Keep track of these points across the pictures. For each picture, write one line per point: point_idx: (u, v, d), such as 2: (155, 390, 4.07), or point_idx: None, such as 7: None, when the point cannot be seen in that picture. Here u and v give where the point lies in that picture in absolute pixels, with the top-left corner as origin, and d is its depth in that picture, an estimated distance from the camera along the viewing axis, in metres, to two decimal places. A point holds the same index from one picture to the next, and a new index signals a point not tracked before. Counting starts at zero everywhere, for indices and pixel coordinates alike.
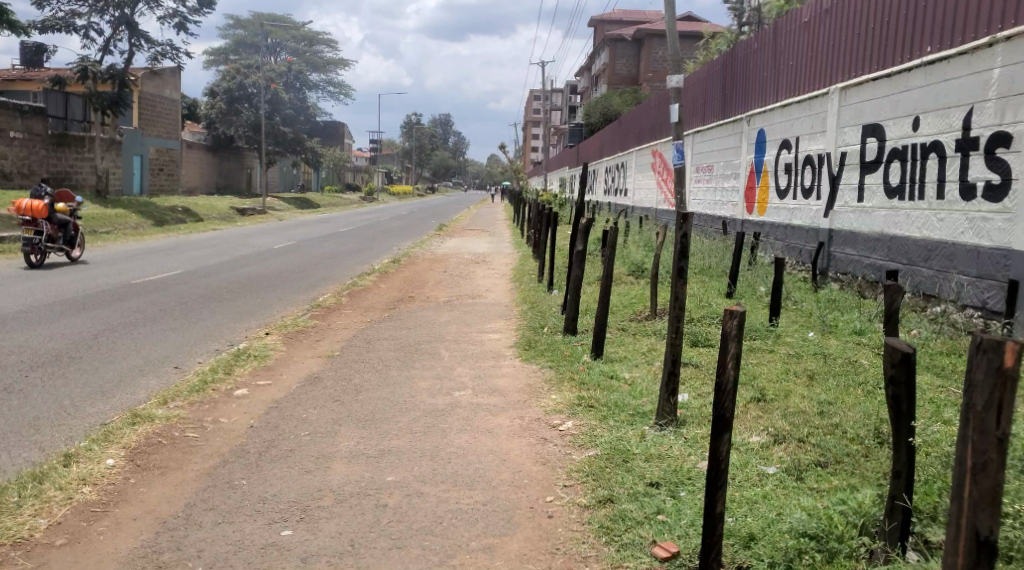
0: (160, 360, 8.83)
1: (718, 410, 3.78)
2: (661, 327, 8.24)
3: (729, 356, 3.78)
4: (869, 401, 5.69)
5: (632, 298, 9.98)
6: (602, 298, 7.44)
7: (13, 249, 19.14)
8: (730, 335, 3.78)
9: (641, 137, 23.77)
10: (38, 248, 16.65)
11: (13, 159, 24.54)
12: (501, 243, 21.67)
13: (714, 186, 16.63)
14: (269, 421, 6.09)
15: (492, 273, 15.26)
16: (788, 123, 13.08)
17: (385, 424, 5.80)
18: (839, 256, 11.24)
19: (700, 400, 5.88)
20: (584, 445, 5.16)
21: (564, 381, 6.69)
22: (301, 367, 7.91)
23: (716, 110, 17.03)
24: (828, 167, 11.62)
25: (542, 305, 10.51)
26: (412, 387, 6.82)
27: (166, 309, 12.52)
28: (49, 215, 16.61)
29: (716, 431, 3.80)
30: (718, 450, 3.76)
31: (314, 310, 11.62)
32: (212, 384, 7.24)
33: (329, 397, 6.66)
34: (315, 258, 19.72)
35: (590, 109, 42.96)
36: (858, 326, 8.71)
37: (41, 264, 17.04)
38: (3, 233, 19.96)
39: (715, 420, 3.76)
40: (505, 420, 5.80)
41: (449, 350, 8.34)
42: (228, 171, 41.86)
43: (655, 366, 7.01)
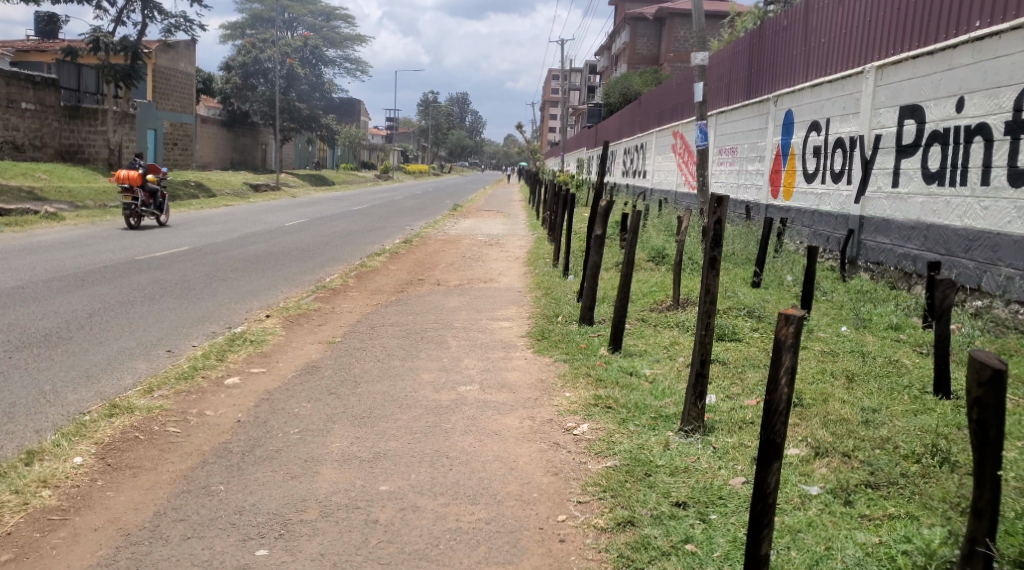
0: (154, 342, 8.40)
1: (768, 434, 3.30)
2: (684, 318, 7.70)
3: (783, 368, 3.26)
4: (919, 408, 5.14)
5: (653, 286, 9.44)
6: (621, 287, 6.90)
7: (18, 222, 18.72)
8: (785, 344, 3.24)
9: (662, 118, 23.10)
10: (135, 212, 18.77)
11: (24, 131, 24.17)
12: (516, 225, 21.12)
13: (737, 169, 16.01)
14: (257, 416, 5.61)
15: (506, 255, 14.75)
16: (817, 104, 12.46)
17: (382, 423, 5.30)
18: (870, 245, 10.65)
19: (729, 403, 5.34)
20: (602, 454, 4.63)
21: (579, 376, 6.18)
22: (299, 355, 7.43)
23: (741, 90, 16.39)
24: (861, 151, 11.00)
25: (557, 291, 9.99)
26: (415, 380, 6.31)
27: (168, 288, 12.08)
28: (143, 184, 18.70)
29: (764, 457, 3.33)
30: (766, 479, 3.31)
31: (320, 292, 11.14)
32: (202, 371, 6.78)
33: (325, 390, 6.16)
34: (326, 237, 19.21)
35: (609, 89, 42.13)
36: (895, 321, 8.13)
37: (133, 226, 19.13)
38: (10, 206, 19.56)
39: (765, 446, 3.28)
40: (514, 420, 5.28)
41: (457, 338, 7.84)
42: (243, 146, 41.41)
43: (679, 363, 6.47)
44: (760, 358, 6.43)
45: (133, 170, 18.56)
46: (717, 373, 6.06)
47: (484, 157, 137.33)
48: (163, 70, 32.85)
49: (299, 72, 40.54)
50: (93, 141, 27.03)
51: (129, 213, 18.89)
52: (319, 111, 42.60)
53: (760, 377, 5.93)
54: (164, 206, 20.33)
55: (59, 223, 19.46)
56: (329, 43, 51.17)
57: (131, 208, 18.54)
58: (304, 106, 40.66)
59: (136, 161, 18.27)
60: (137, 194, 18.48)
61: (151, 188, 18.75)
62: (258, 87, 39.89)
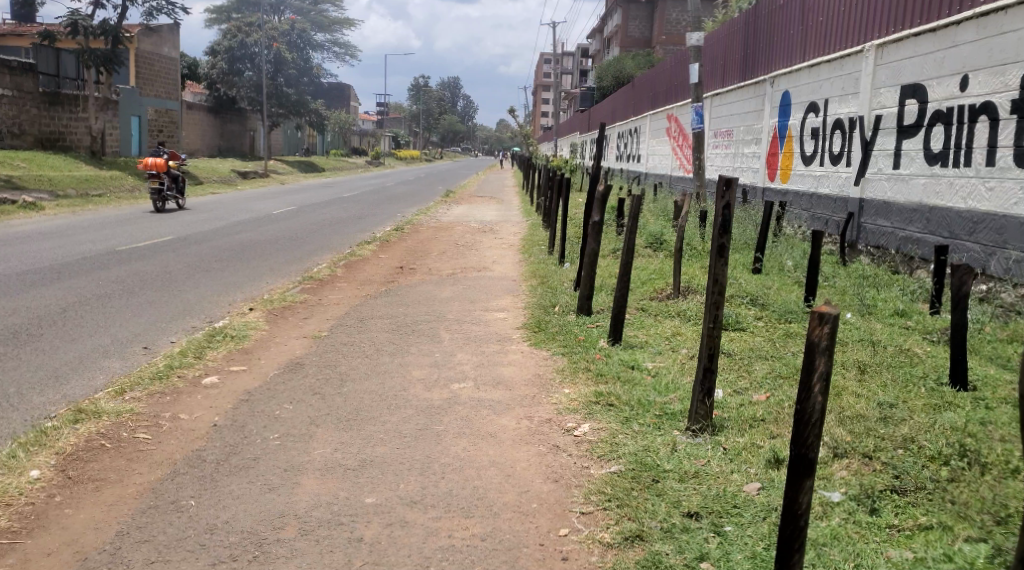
0: (130, 339, 8.16)
1: (800, 449, 3.13)
2: (685, 308, 7.38)
3: (815, 375, 3.09)
4: (940, 402, 4.79)
5: (651, 274, 9.13)
6: (620, 276, 6.57)
7: None
8: (818, 348, 3.06)
9: (656, 100, 22.70)
10: (163, 196, 20.08)
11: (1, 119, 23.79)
12: (509, 211, 20.77)
13: (734, 152, 15.66)
14: (234, 419, 5.37)
15: (499, 242, 14.43)
16: (815, 85, 12.12)
17: (370, 426, 4.96)
18: (871, 227, 10.32)
19: (736, 400, 4.99)
20: (604, 457, 4.28)
21: (578, 370, 5.85)
22: (282, 351, 7.14)
23: (737, 72, 16.03)
24: (861, 132, 10.66)
25: (553, 280, 9.66)
26: (405, 377, 5.98)
27: (150, 280, 11.77)
28: (169, 169, 20.06)
29: (795, 474, 3.17)
30: (796, 501, 3.14)
31: (306, 282, 10.81)
32: (177, 371, 6.57)
33: (309, 389, 5.85)
34: (314, 224, 18.90)
35: (602, 72, 41.63)
36: (901, 308, 7.72)
37: (160, 209, 20.44)
38: None
39: (797, 462, 3.11)
40: (509, 420, 4.95)
41: (448, 331, 7.53)
42: (230, 133, 40.71)
43: (682, 355, 6.14)
44: (766, 349, 6.07)
45: (159, 157, 19.87)
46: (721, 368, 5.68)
47: (476, 142, 136.57)
48: (145, 56, 32.33)
49: (286, 57, 40.05)
50: (74, 129, 26.55)
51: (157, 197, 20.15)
52: (307, 96, 42.09)
53: (768, 370, 5.57)
54: (185, 189, 21.61)
55: (39, 213, 19.09)
56: (317, 26, 50.55)
57: (158, 193, 19.85)
58: (292, 91, 40.45)
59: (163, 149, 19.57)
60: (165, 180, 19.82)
61: (177, 173, 20.08)
62: (245, 73, 39.41)
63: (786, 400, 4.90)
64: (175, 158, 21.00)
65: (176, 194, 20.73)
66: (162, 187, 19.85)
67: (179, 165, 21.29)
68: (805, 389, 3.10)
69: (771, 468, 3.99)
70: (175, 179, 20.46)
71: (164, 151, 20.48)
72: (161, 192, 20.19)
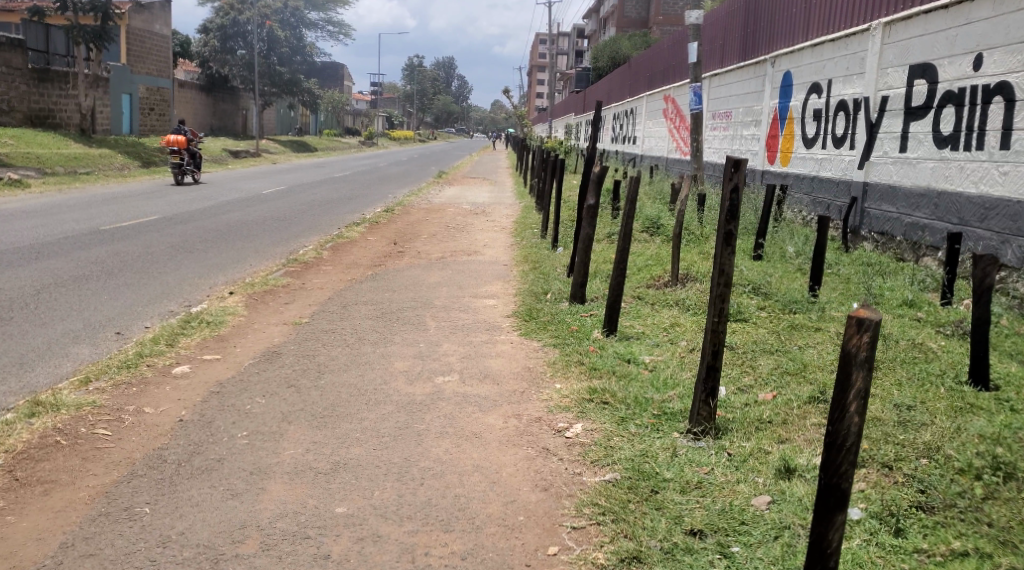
0: (102, 323, 7.76)
1: (831, 478, 2.92)
2: (684, 296, 7.02)
3: (852, 391, 2.86)
4: (960, 404, 4.43)
5: (648, 260, 8.77)
6: (617, 263, 6.20)
7: None
8: (855, 361, 2.83)
9: (652, 81, 22.27)
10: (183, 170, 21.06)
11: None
12: (502, 193, 20.38)
13: (732, 134, 15.27)
14: (202, 415, 4.96)
15: (491, 225, 14.07)
16: (818, 65, 11.73)
17: (345, 424, 4.59)
18: (874, 213, 9.97)
19: (739, 399, 4.63)
20: (599, 464, 3.93)
21: (570, 364, 5.49)
22: (259, 339, 6.76)
23: (736, 52, 15.63)
24: (866, 114, 10.28)
25: (546, 265, 9.29)
26: (387, 369, 5.62)
27: (130, 261, 11.36)
28: (189, 146, 21.03)
29: (826, 507, 2.97)
30: (826, 536, 2.94)
31: (290, 265, 10.41)
32: (147, 359, 6.19)
33: (283, 382, 5.48)
34: (303, 205, 18.51)
35: (598, 53, 41.12)
36: (909, 297, 7.37)
37: (179, 183, 21.39)
38: None
39: (830, 492, 2.91)
40: (495, 420, 4.59)
41: (434, 318, 7.16)
42: (222, 112, 39.82)
43: (681, 348, 5.78)
44: (772, 343, 5.72)
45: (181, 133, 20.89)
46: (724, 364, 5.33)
47: (470, 123, 135.72)
48: (136, 32, 31.73)
49: (279, 34, 39.48)
50: (65, 106, 26.04)
51: (178, 172, 21.15)
52: (300, 75, 41.53)
53: (773, 366, 5.21)
54: (200, 165, 22.50)
55: (23, 190, 18.63)
56: (311, 5, 49.93)
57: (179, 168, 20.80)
58: (286, 70, 39.76)
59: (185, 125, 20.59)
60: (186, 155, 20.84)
61: (198, 149, 21.09)
62: (238, 51, 38.86)
63: (794, 399, 4.54)
64: (194, 135, 22.00)
65: (194, 169, 21.71)
66: (182, 161, 20.80)
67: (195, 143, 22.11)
68: (840, 409, 2.88)
69: (781, 479, 3.64)
70: (194, 155, 21.47)
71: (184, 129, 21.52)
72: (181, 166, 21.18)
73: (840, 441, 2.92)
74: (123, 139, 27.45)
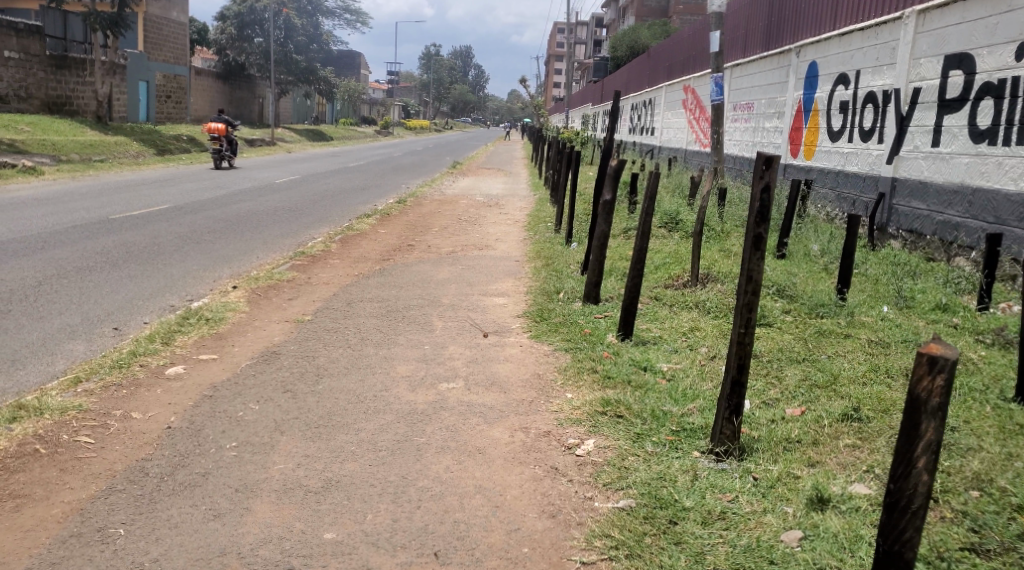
0: (100, 318, 7.49)
1: (894, 542, 2.84)
2: (704, 298, 6.68)
3: (921, 444, 2.78)
4: (1007, 425, 4.11)
5: (666, 258, 8.44)
6: (635, 261, 5.87)
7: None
8: (926, 409, 2.74)
9: (672, 72, 21.86)
10: (222, 156, 22.48)
11: (7, 81, 23.09)
12: (517, 185, 20.04)
13: (754, 126, 14.89)
14: (192, 422, 4.65)
15: (505, 218, 13.75)
16: (846, 55, 11.33)
17: (341, 436, 4.28)
18: (903, 211, 9.59)
19: (764, 414, 4.30)
20: (612, 488, 3.62)
21: (583, 371, 5.17)
22: (259, 338, 6.46)
23: (759, 43, 15.24)
24: (896, 107, 9.89)
25: (559, 262, 8.96)
26: (389, 374, 5.30)
27: (136, 251, 11.11)
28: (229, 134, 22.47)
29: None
30: None
31: (297, 259, 10.11)
32: (140, 358, 5.88)
33: (279, 385, 5.17)
34: (315, 195, 18.25)
35: (617, 43, 40.59)
36: (942, 302, 7.01)
37: (217, 167, 22.70)
38: None
39: (890, 556, 2.83)
40: (501, 433, 4.27)
41: (442, 318, 6.84)
42: (239, 100, 39.42)
43: (701, 355, 5.46)
44: (799, 351, 5.38)
45: (221, 122, 22.32)
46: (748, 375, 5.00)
47: (487, 113, 135.30)
48: (154, 19, 31.48)
49: (297, 22, 39.20)
50: (81, 92, 25.85)
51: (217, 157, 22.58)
52: (317, 63, 41.26)
53: (800, 377, 4.88)
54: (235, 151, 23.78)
55: (36, 178, 18.44)
56: None
57: (220, 154, 22.24)
58: (302, 59, 39.49)
59: (225, 115, 21.98)
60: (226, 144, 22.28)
61: (236, 137, 22.49)
62: (255, 38, 38.61)
63: (823, 416, 4.22)
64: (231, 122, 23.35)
65: (231, 154, 23.10)
66: (220, 148, 22.13)
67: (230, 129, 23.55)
68: (906, 463, 2.81)
69: (814, 510, 3.34)
70: (232, 143, 22.89)
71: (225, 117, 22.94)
72: (220, 152, 22.62)
73: (903, 499, 2.84)
74: (140, 127, 27.25)
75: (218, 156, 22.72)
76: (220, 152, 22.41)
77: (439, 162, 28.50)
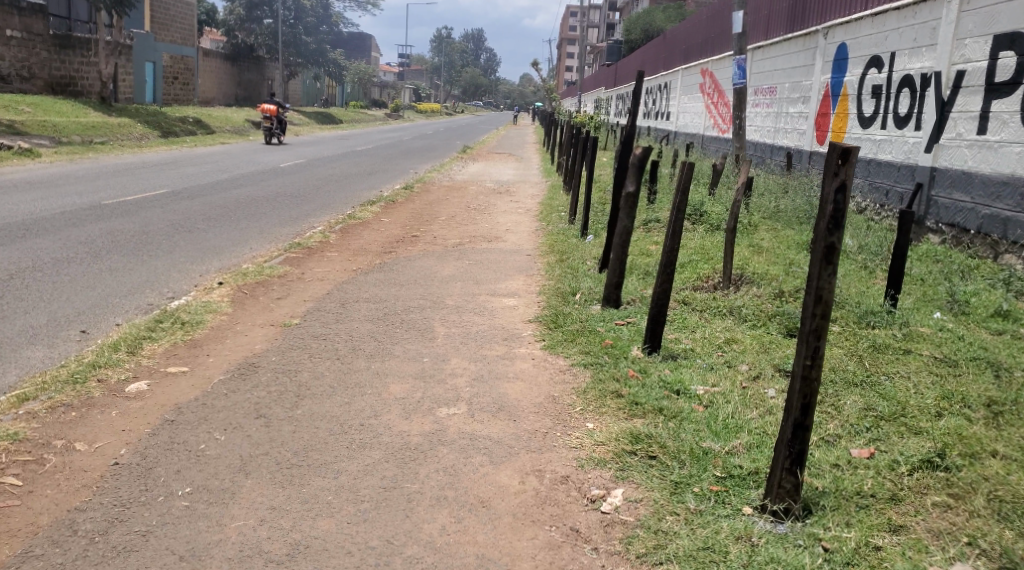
0: (68, 319, 6.80)
1: None
2: (738, 303, 5.94)
3: None
4: None
5: (693, 254, 7.68)
6: (663, 264, 5.13)
7: None
8: None
9: (689, 54, 20.96)
10: (273, 135, 24.81)
11: (10, 61, 22.40)
12: (528, 171, 19.24)
13: (778, 110, 14.04)
14: (145, 456, 3.95)
15: (517, 206, 13.02)
16: (880, 36, 10.51)
17: (316, 481, 3.57)
18: (943, 203, 8.79)
19: (823, 454, 3.55)
20: (647, 561, 3.03)
21: (605, 396, 4.43)
22: (239, 345, 5.76)
23: (784, 23, 14.37)
24: (937, 90, 9.08)
25: (575, 257, 8.21)
26: (379, 395, 4.57)
27: (123, 241, 10.41)
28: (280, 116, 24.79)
29: None
30: None
31: (292, 251, 9.38)
32: (99, 372, 5.18)
33: (251, 409, 4.46)
34: (319, 180, 17.51)
35: (631, 25, 39.41)
36: (1004, 308, 6.12)
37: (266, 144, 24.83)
38: None
39: None
40: (509, 477, 3.56)
41: (444, 323, 6.12)
42: (248, 82, 38.58)
43: (740, 375, 4.71)
44: (855, 370, 4.59)
45: (273, 104, 24.65)
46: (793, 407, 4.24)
47: (500, 97, 134.24)
48: None
49: (307, 3, 38.40)
50: (86, 73, 25.18)
51: (269, 135, 24.99)
52: (326, 45, 40.47)
53: (861, 408, 4.07)
54: (283, 129, 25.96)
55: (33, 160, 17.77)
56: None
57: (270, 133, 24.56)
58: (312, 40, 38.75)
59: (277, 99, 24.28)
60: (278, 122, 24.93)
61: (287, 118, 24.88)
62: (264, 19, 37.81)
63: (899, 461, 3.47)
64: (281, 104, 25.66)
65: (280, 133, 25.38)
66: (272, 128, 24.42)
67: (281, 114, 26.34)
68: None
69: None
70: (282, 122, 25.25)
71: (276, 99, 25.29)
72: (271, 131, 25.02)
73: None
74: (146, 108, 26.58)
75: (269, 133, 25.16)
76: (272, 130, 25.07)
77: (450, 147, 27.68)
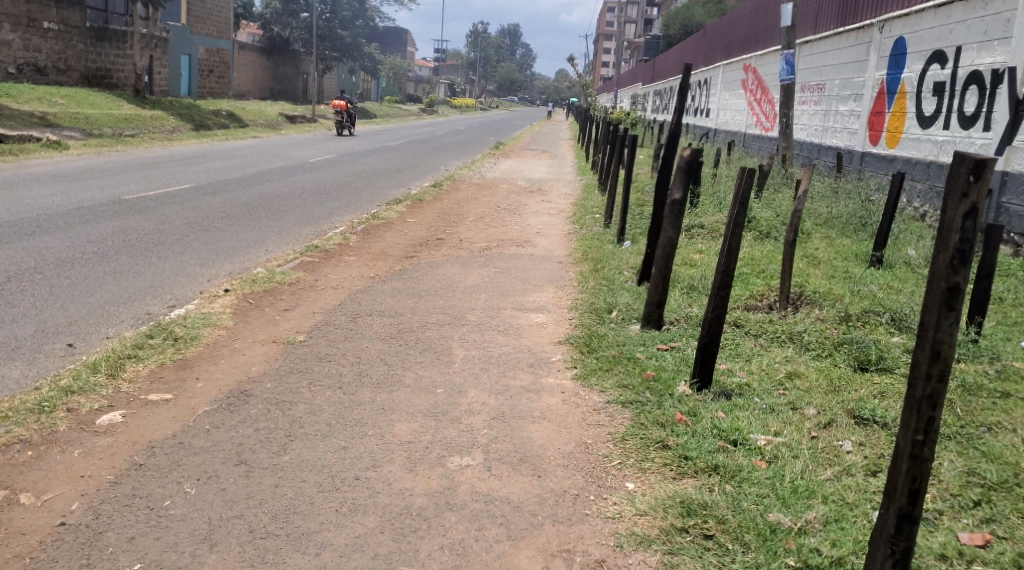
0: (57, 330, 6.15)
1: None
2: (798, 329, 5.22)
3: None
4: None
5: (741, 265, 6.94)
6: (716, 286, 4.42)
7: (16, 148, 16.67)
8: None
9: (730, 49, 20.11)
10: (344, 127, 26.38)
11: (46, 53, 21.99)
12: (562, 168, 18.53)
13: (827, 108, 13.22)
14: (97, 515, 3.29)
15: (550, 207, 12.32)
16: (944, 29, 9.67)
17: (297, 561, 3.03)
18: (1016, 210, 7.97)
19: (924, 540, 2.96)
20: None
21: (647, 446, 3.74)
22: (235, 366, 5.06)
23: (834, 17, 13.53)
24: (1010, 88, 8.23)
25: (611, 267, 7.52)
26: (382, 438, 3.89)
27: (134, 241, 9.82)
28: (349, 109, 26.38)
29: None
30: None
31: (308, 254, 8.75)
32: (72, 398, 4.47)
33: (231, 453, 3.76)
34: (348, 176, 16.94)
35: (670, 20, 38.35)
36: None
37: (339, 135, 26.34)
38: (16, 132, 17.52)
39: None
40: (530, 561, 3.04)
41: (463, 344, 5.45)
42: (283, 75, 38.15)
43: (807, 422, 4.01)
44: (946, 418, 3.87)
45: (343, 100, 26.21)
46: (877, 468, 3.55)
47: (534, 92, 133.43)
48: None
49: None
50: (121, 66, 24.80)
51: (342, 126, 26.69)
52: (362, 38, 39.95)
53: (961, 472, 3.38)
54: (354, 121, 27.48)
55: (61, 152, 17.33)
56: None
57: (341, 125, 26.14)
58: (347, 34, 38.21)
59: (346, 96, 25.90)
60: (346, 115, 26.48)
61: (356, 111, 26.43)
62: (300, 13, 37.33)
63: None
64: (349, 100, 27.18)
65: (352, 125, 26.87)
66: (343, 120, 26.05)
67: (351, 108, 28.23)
68: None
69: None
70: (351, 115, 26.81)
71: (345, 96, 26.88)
72: (343, 124, 26.64)
73: None
74: (180, 100, 26.17)
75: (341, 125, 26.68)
76: (342, 123, 26.69)
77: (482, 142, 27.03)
